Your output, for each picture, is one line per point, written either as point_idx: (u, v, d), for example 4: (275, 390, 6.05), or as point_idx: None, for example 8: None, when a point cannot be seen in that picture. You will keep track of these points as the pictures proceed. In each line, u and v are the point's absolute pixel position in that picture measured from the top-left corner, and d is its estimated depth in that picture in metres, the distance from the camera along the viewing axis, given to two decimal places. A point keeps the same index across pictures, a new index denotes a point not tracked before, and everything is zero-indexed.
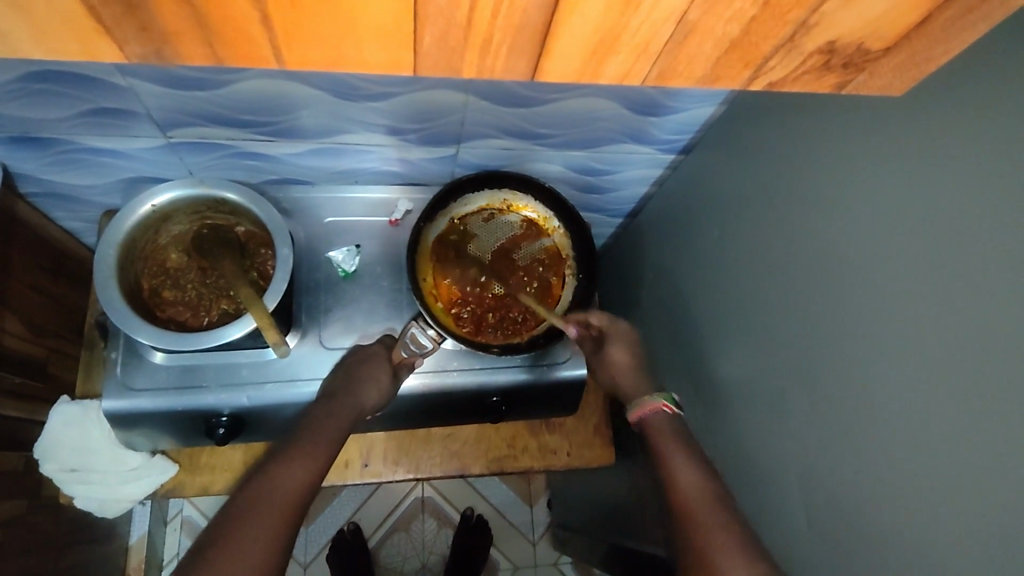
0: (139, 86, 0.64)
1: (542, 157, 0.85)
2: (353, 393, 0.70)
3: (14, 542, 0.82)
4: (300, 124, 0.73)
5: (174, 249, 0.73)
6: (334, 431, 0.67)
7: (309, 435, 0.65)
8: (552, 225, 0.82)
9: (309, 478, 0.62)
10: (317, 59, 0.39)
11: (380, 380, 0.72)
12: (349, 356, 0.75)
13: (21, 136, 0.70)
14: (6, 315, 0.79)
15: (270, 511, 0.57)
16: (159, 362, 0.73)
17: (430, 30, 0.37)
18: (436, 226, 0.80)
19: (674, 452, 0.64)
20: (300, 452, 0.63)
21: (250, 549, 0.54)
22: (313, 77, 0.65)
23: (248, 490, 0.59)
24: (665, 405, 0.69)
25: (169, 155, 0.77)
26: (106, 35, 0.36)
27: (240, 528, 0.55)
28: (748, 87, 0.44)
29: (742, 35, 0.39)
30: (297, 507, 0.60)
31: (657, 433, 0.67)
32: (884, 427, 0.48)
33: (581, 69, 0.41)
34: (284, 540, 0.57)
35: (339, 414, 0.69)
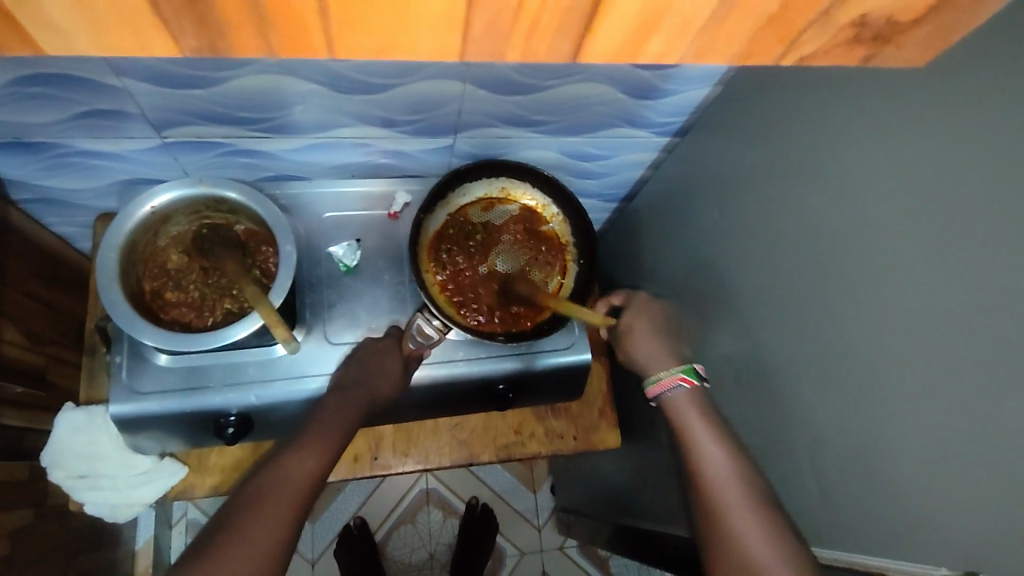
0: (133, 86, 0.63)
1: (538, 144, 0.85)
2: (362, 385, 0.71)
3: (24, 552, 0.81)
4: (295, 118, 0.72)
5: (174, 250, 0.73)
6: (346, 421, 0.67)
7: (320, 427, 0.65)
8: (551, 212, 0.83)
9: (320, 466, 0.62)
10: (367, 47, 0.40)
11: (392, 366, 0.73)
12: (364, 345, 0.75)
13: (13, 141, 0.69)
14: (4, 323, 0.78)
15: (280, 499, 0.58)
16: (164, 365, 0.72)
17: (482, 14, 0.38)
18: (437, 215, 0.80)
19: (698, 426, 0.65)
20: (311, 441, 0.63)
21: (260, 537, 0.54)
22: (310, 71, 0.64)
23: (259, 480, 0.59)
24: (683, 379, 0.69)
25: (164, 156, 0.76)
26: (162, 29, 0.37)
27: (250, 517, 0.55)
28: (781, 61, 0.45)
29: (780, 10, 0.40)
30: (307, 496, 0.60)
31: (683, 410, 0.67)
32: (889, 395, 0.50)
33: (622, 47, 0.42)
34: (294, 529, 0.57)
35: (351, 404, 0.69)
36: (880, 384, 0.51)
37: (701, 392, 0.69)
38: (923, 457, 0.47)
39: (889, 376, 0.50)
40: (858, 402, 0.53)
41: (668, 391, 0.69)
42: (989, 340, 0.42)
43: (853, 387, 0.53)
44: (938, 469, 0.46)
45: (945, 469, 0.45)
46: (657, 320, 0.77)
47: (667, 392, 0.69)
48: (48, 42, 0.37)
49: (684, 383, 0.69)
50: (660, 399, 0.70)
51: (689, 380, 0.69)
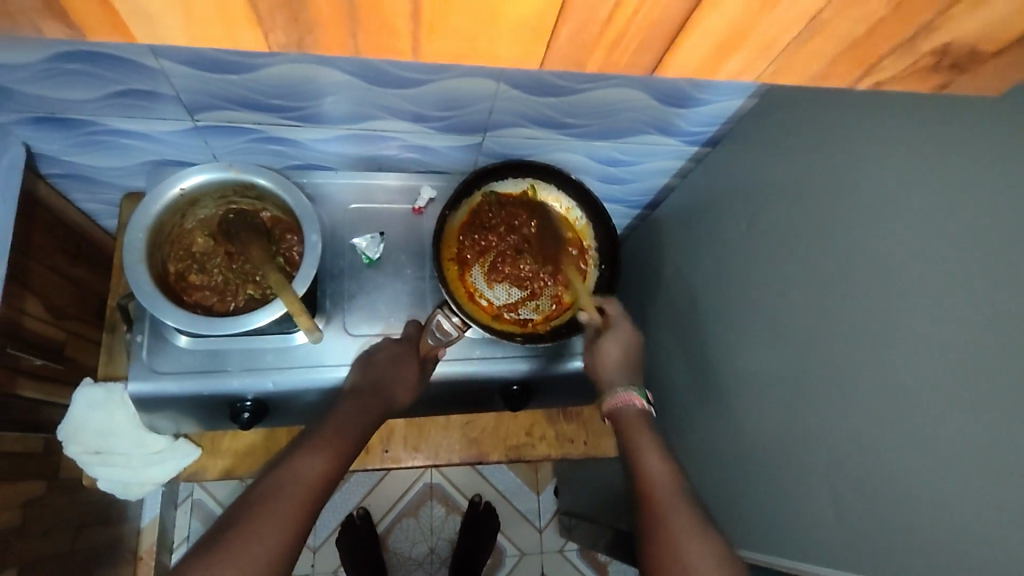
0: (171, 69, 0.63)
1: (566, 147, 0.85)
2: (381, 388, 0.71)
3: (34, 523, 0.82)
4: (326, 109, 0.73)
5: (200, 234, 0.73)
6: (358, 429, 0.67)
7: (334, 427, 0.66)
8: (575, 216, 0.83)
9: (329, 472, 0.62)
10: (449, 53, 0.41)
11: (404, 371, 0.73)
12: (377, 347, 0.75)
13: (46, 117, 0.70)
14: (27, 296, 0.79)
15: (290, 500, 0.58)
16: (184, 346, 0.73)
17: (569, 26, 0.39)
18: (461, 209, 0.80)
19: (649, 446, 0.67)
20: (321, 445, 0.63)
21: (264, 544, 0.54)
22: (345, 63, 0.64)
23: (267, 483, 0.59)
24: (636, 399, 0.72)
25: (195, 139, 0.77)
26: (256, 24, 0.38)
27: (254, 521, 0.55)
28: (856, 85, 0.46)
29: (865, 35, 0.41)
30: (316, 503, 0.59)
31: (631, 422, 0.70)
32: (908, 423, 0.49)
33: (703, 63, 0.43)
34: (298, 535, 0.56)
35: (365, 411, 0.69)
36: (902, 408, 0.50)
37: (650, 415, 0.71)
38: (938, 483, 0.47)
39: (910, 401, 0.49)
40: (878, 425, 0.53)
41: (620, 406, 0.72)
42: (1015, 376, 0.41)
43: (874, 409, 0.53)
44: (950, 500, 0.46)
45: (957, 499, 0.45)
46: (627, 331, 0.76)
47: (620, 406, 0.72)
48: (138, 29, 0.38)
49: (636, 402, 0.72)
50: (613, 412, 0.72)
51: (642, 401, 0.72)
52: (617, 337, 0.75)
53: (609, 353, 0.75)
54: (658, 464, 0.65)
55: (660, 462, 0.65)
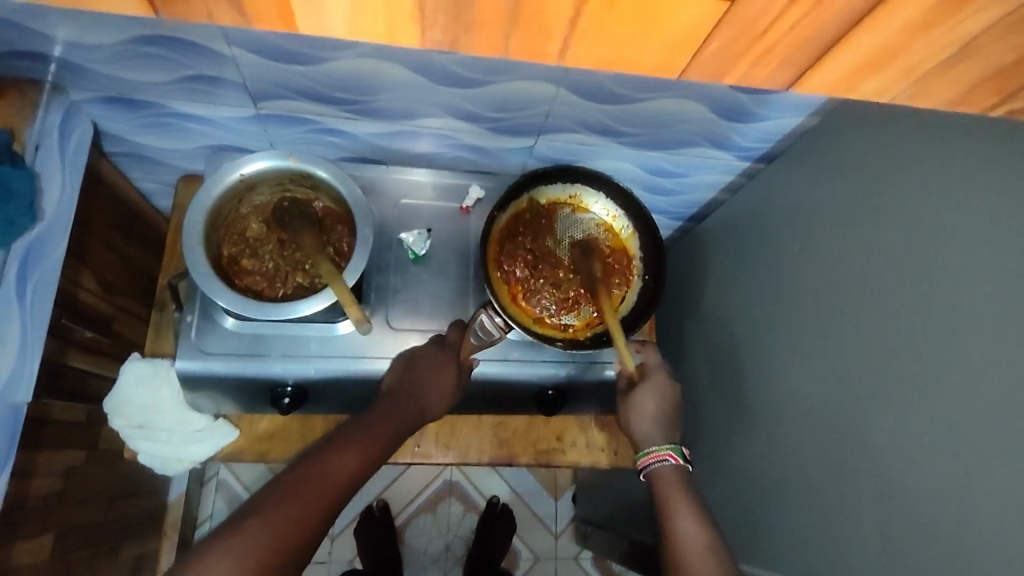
0: (241, 57, 0.65)
1: (616, 155, 0.85)
2: (417, 392, 0.72)
3: (73, 489, 0.84)
4: (385, 104, 0.74)
5: (254, 219, 0.75)
6: (389, 433, 0.67)
7: (368, 427, 0.65)
8: (621, 224, 0.83)
9: (354, 473, 0.61)
10: (591, 57, 0.49)
11: (440, 379, 0.73)
12: (416, 350, 0.75)
13: (117, 96, 0.72)
14: (83, 269, 0.81)
15: (317, 493, 0.57)
16: (231, 328, 0.74)
17: (719, 38, 0.46)
18: (507, 210, 0.81)
19: (683, 510, 0.66)
20: (351, 443, 0.62)
21: (277, 531, 0.53)
22: (409, 61, 0.65)
23: (291, 473, 0.58)
24: (670, 455, 0.72)
25: (255, 126, 0.78)
26: (416, 20, 0.45)
27: (273, 507, 0.54)
28: (990, 112, 0.48)
29: (1014, 62, 0.43)
30: (336, 501, 0.58)
31: (666, 484, 0.70)
32: (955, 458, 0.48)
33: (842, 79, 0.49)
34: (313, 530, 0.55)
35: (398, 414, 0.69)
36: (949, 442, 0.49)
37: (685, 469, 0.72)
38: (982, 522, 0.45)
39: (956, 436, 0.48)
40: (919, 457, 0.51)
41: (655, 464, 0.72)
42: None
43: (917, 440, 0.52)
44: (994, 541, 0.44)
45: (1002, 540, 0.44)
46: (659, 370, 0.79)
47: (655, 465, 0.72)
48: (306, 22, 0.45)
49: (670, 460, 0.72)
50: (648, 472, 0.72)
51: (676, 458, 0.72)
52: (653, 390, 0.77)
53: (644, 402, 0.76)
54: (693, 527, 0.65)
55: (697, 526, 0.65)
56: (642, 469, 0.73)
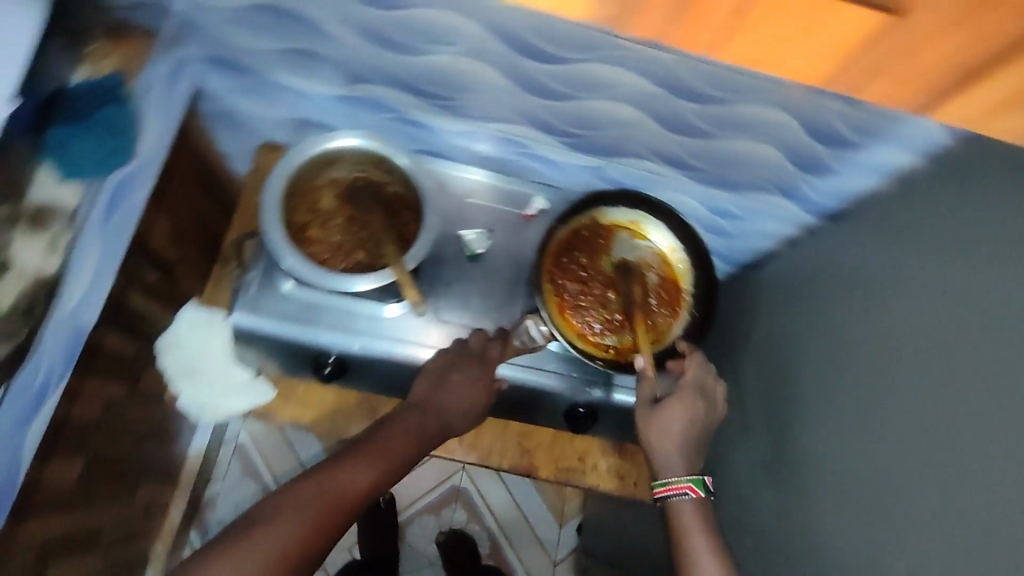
0: (345, 38, 0.69)
1: (681, 189, 0.86)
2: (439, 403, 0.72)
3: (111, 422, 0.88)
4: (468, 104, 0.77)
5: (327, 193, 0.78)
6: (410, 448, 0.67)
7: (383, 439, 0.66)
8: (677, 257, 0.83)
9: (368, 487, 0.61)
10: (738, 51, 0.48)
11: (470, 397, 0.73)
12: (450, 358, 0.75)
13: (225, 59, 0.78)
14: (161, 216, 0.86)
15: (321, 505, 0.58)
16: (287, 292, 0.77)
17: None
18: (568, 224, 0.82)
19: (701, 555, 0.63)
20: (365, 456, 0.63)
21: (279, 542, 0.54)
22: (501, 63, 0.68)
23: (305, 480, 0.59)
24: (691, 488, 0.68)
25: (343, 107, 0.83)
26: None
27: (280, 517, 0.55)
28: None
29: None
30: (346, 515, 0.59)
31: (684, 521, 0.66)
32: (1005, 535, 0.46)
33: None
34: (318, 543, 0.56)
35: (422, 429, 0.69)
36: (999, 517, 0.47)
37: (707, 505, 0.68)
38: None
39: (1004, 512, 0.47)
40: (962, 530, 0.50)
41: (673, 496, 0.68)
42: None
43: (964, 511, 0.50)
44: None
45: None
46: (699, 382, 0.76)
47: (674, 499, 0.68)
48: None
49: (691, 493, 0.68)
50: (665, 502, 0.68)
51: (697, 492, 0.68)
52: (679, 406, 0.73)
53: (669, 424, 0.71)
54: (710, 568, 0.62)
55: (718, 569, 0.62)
56: (657, 497, 0.69)
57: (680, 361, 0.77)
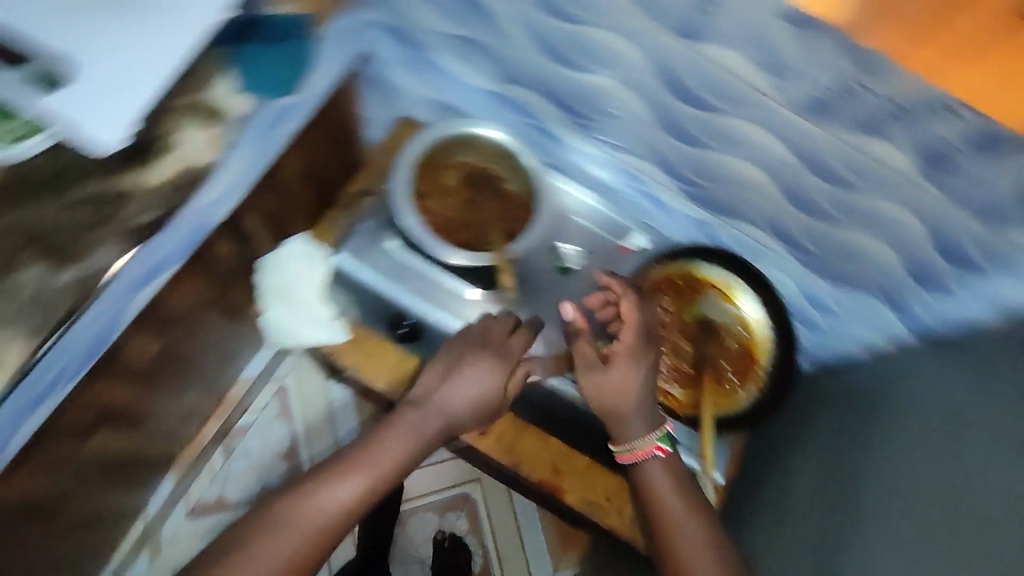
0: (515, 37, 0.75)
1: (782, 266, 0.86)
2: (436, 400, 0.75)
3: (195, 318, 0.95)
4: (604, 127, 0.81)
5: (451, 171, 0.83)
6: (410, 447, 0.73)
7: (370, 454, 0.71)
8: (763, 331, 0.79)
9: (364, 493, 0.69)
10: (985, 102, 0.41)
11: (480, 382, 0.76)
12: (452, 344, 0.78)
13: (402, 31, 0.85)
14: (299, 151, 0.94)
15: (304, 527, 0.65)
16: (388, 248, 0.82)
17: None
18: (664, 267, 0.84)
19: (676, 510, 0.71)
20: (351, 473, 0.69)
21: (281, 559, 0.64)
22: (650, 97, 0.72)
23: (301, 486, 0.68)
24: (658, 447, 0.74)
25: (489, 100, 0.89)
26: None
27: (272, 536, 0.64)
28: None
29: None
30: (347, 518, 0.68)
31: (653, 477, 0.74)
32: None
33: None
34: (318, 552, 0.66)
35: (422, 427, 0.73)
36: None
37: (673, 459, 0.75)
38: None
39: None
40: None
41: (640, 455, 0.74)
42: None
43: None
44: None
45: None
46: (641, 325, 0.77)
47: (643, 460, 0.74)
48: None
49: (658, 452, 0.74)
50: (634, 464, 0.75)
51: (663, 449, 0.74)
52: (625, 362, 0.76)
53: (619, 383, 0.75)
54: (687, 519, 0.70)
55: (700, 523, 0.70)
56: (623, 457, 0.75)
57: (616, 305, 0.78)
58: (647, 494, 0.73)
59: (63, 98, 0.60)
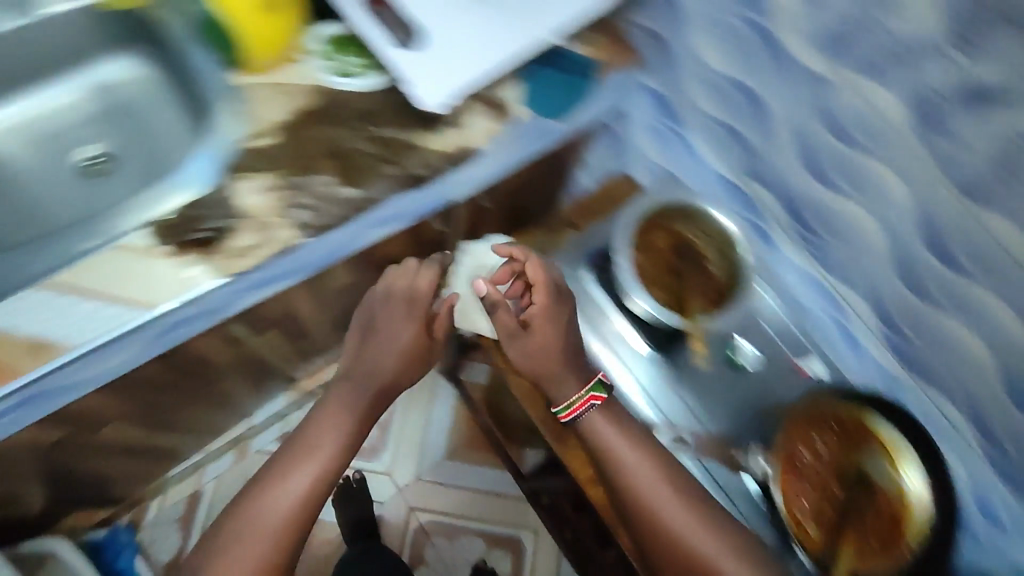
0: (781, 140, 0.77)
1: (962, 459, 0.80)
2: (380, 353, 0.87)
3: None
4: (830, 250, 0.80)
5: (664, 235, 0.86)
6: (351, 422, 0.84)
7: (315, 444, 0.82)
8: (920, 517, 0.71)
9: (319, 476, 0.80)
10: None
11: (403, 335, 0.87)
12: (377, 303, 0.89)
13: (666, 100, 0.91)
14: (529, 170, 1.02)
15: (265, 529, 0.75)
16: (584, 282, 0.90)
17: None
18: (838, 404, 0.78)
19: (634, 462, 0.76)
20: (297, 470, 0.79)
21: (254, 554, 0.74)
22: (897, 238, 0.71)
23: (265, 483, 0.79)
24: (595, 396, 0.79)
25: (720, 187, 0.92)
26: None
27: (239, 542, 0.74)
28: None
29: None
30: (311, 503, 0.78)
31: (599, 429, 0.78)
32: None
33: None
34: (286, 547, 0.76)
35: (352, 402, 0.85)
36: None
37: (647, 437, 0.79)
38: None
39: None
40: None
41: (584, 414, 0.79)
42: None
43: None
44: None
45: None
46: (553, 289, 0.84)
47: (585, 415, 0.79)
48: None
49: (596, 400, 0.79)
50: (580, 424, 0.79)
51: (600, 397, 0.79)
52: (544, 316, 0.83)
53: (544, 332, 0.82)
54: (635, 459, 0.76)
55: (645, 464, 0.76)
56: (569, 417, 0.79)
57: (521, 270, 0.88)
58: (605, 458, 0.76)
59: (413, 58, 0.71)
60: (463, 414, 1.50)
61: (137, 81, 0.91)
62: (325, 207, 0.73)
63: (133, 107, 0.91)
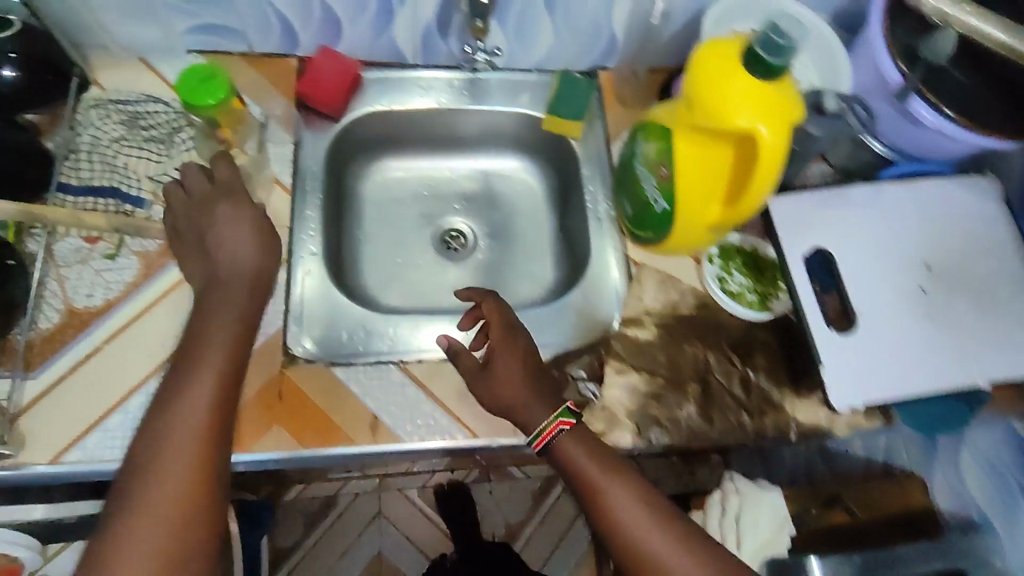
0: None
1: None
2: (228, 265, 0.64)
3: None
4: None
5: None
6: (223, 350, 0.59)
7: (189, 376, 0.56)
8: None
9: (210, 415, 0.55)
10: None
11: (239, 242, 0.65)
12: (206, 264, 0.65)
13: None
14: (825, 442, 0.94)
15: (162, 495, 0.52)
16: None
17: None
18: None
19: (623, 497, 0.61)
20: (171, 421, 0.54)
21: (146, 538, 0.50)
22: None
23: (120, 499, 0.52)
24: (563, 421, 0.65)
25: None
26: None
27: (124, 532, 0.50)
28: None
29: None
30: (214, 451, 0.55)
31: (571, 455, 0.64)
32: None
33: None
34: (209, 517, 0.54)
35: (220, 320, 0.60)
36: None
37: None
38: None
39: None
40: None
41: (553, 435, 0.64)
42: None
43: None
44: None
45: None
46: (511, 319, 0.70)
47: (555, 439, 0.64)
48: None
49: (563, 426, 0.64)
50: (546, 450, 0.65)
51: (568, 421, 0.65)
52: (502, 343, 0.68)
53: (503, 370, 0.66)
54: (618, 483, 0.62)
55: (635, 496, 0.62)
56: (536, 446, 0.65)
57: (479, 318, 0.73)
58: (573, 470, 0.63)
59: (829, 342, 0.67)
60: (590, 566, 1.43)
61: (524, 187, 0.97)
62: (670, 430, 0.70)
63: (504, 204, 0.97)
